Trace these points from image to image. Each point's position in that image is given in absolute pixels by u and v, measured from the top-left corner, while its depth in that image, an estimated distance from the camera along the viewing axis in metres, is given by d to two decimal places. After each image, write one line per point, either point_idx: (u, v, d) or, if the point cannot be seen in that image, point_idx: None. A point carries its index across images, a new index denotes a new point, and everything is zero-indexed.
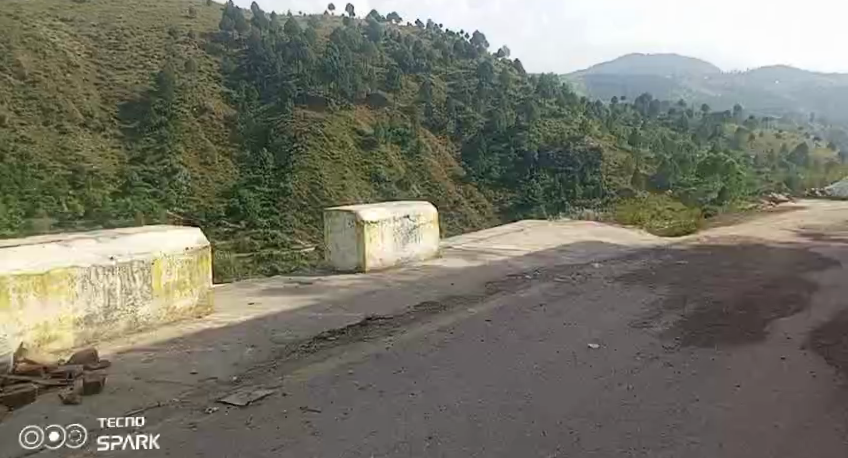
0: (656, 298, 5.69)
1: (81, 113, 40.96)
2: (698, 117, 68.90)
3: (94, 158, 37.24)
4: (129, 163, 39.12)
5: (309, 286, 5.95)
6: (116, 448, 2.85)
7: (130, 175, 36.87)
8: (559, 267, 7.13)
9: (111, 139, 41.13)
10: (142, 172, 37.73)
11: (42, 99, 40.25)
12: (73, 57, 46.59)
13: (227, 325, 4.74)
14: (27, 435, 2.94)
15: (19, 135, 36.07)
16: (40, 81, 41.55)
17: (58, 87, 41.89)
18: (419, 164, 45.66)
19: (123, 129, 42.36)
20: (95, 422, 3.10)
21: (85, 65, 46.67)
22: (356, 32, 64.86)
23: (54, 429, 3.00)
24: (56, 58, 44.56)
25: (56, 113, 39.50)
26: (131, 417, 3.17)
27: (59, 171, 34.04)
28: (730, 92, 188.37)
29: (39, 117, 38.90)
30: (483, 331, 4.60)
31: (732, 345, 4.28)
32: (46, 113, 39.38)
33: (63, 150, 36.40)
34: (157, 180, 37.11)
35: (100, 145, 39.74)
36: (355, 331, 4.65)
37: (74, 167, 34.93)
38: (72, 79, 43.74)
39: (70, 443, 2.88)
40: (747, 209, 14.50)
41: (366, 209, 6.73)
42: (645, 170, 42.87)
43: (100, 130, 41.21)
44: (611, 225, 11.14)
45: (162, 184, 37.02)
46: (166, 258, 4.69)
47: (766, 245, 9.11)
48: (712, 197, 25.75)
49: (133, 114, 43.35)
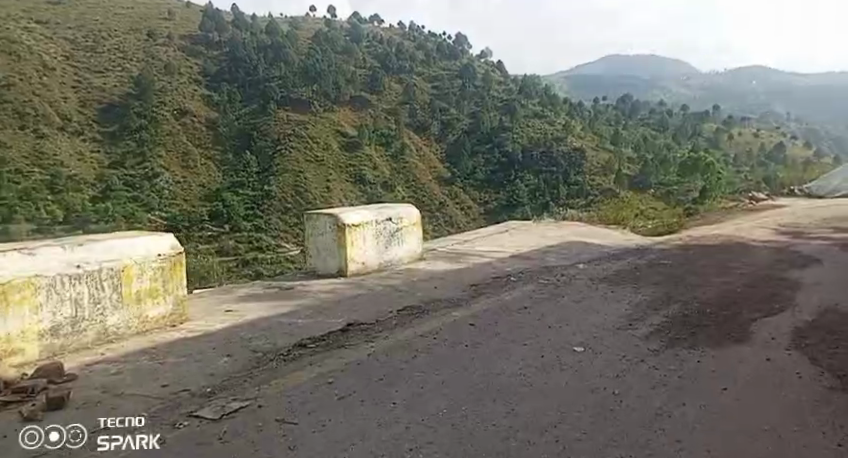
0: (641, 299, 5.62)
1: (59, 117, 40.24)
2: (680, 117, 69.48)
3: (72, 163, 36.56)
4: (109, 168, 38.63)
5: (291, 291, 5.78)
6: (116, 448, 2.89)
7: (110, 180, 36.58)
8: (543, 269, 7.04)
9: (90, 143, 40.51)
10: (122, 177, 37.48)
11: (18, 103, 39.01)
12: (50, 61, 45.80)
13: (202, 334, 4.60)
14: (28, 435, 3.01)
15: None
16: (15, 84, 40.49)
17: (34, 90, 40.88)
18: (404, 166, 45.57)
19: (102, 133, 41.74)
20: (94, 422, 3.17)
21: (61, 69, 45.89)
22: (338, 34, 64.57)
23: (56, 430, 3.06)
24: (31, 62, 43.62)
25: (33, 117, 38.59)
26: (131, 418, 3.23)
27: (37, 176, 33.48)
28: (710, 92, 190.36)
29: (15, 121, 37.68)
30: (466, 336, 4.48)
31: (717, 346, 4.22)
32: (23, 116, 38.37)
33: (41, 155, 35.63)
34: (138, 184, 36.92)
35: (78, 149, 39.04)
36: (335, 337, 4.51)
37: (52, 172, 34.28)
38: (49, 83, 42.85)
39: (72, 443, 2.93)
40: (729, 208, 14.58)
41: (347, 211, 6.61)
42: (628, 170, 43.10)
43: (78, 133, 40.61)
44: (595, 225, 11.10)
45: (143, 188, 36.84)
46: (137, 264, 4.56)
47: (748, 243, 9.12)
48: (694, 196, 25.94)
49: (113, 117, 42.69)
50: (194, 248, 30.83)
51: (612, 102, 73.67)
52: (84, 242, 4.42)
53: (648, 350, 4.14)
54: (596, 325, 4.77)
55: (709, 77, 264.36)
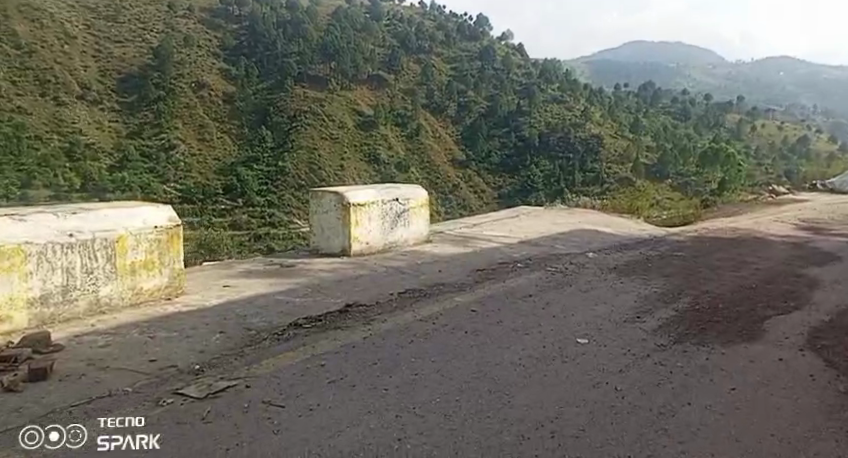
0: (651, 291, 5.44)
1: (78, 86, 40.61)
2: (701, 106, 68.48)
3: (90, 131, 36.55)
4: (127, 137, 38.93)
5: (291, 269, 5.64)
6: (116, 449, 2.56)
7: (128, 149, 36.72)
8: (551, 257, 6.88)
9: (109, 113, 40.72)
10: (139, 147, 37.77)
11: (39, 71, 39.70)
12: (71, 29, 45.70)
13: (197, 309, 4.43)
14: (27, 434, 2.64)
15: (15, 105, 35.39)
16: (37, 52, 40.84)
17: (55, 58, 41.39)
18: (419, 147, 45.28)
19: (120, 103, 42.26)
20: (95, 422, 2.80)
21: (82, 38, 45.84)
22: (357, 11, 64.08)
23: (54, 429, 2.70)
24: (53, 30, 43.72)
25: (53, 85, 38.88)
26: (132, 417, 2.85)
27: (56, 142, 33.60)
28: (734, 83, 187.79)
29: (35, 89, 38.15)
30: (467, 323, 4.33)
31: (728, 344, 4.05)
32: (44, 85, 38.72)
33: (60, 122, 35.91)
34: (154, 155, 37.00)
35: (96, 118, 39.13)
36: (333, 317, 4.37)
37: (71, 139, 34.37)
38: (70, 52, 43.16)
39: (71, 442, 2.58)
40: (747, 200, 14.30)
41: (354, 191, 6.47)
42: (646, 158, 42.57)
43: (98, 103, 40.90)
44: (609, 214, 10.90)
45: (159, 159, 36.82)
46: (132, 236, 4.42)
47: (766, 237, 8.88)
48: (712, 188, 25.56)
49: (132, 87, 43.24)
50: (208, 215, 30.77)
51: (633, 90, 72.64)
52: (79, 211, 4.29)
53: (655, 345, 3.98)
54: (602, 316, 4.61)
55: (732, 67, 260.54)
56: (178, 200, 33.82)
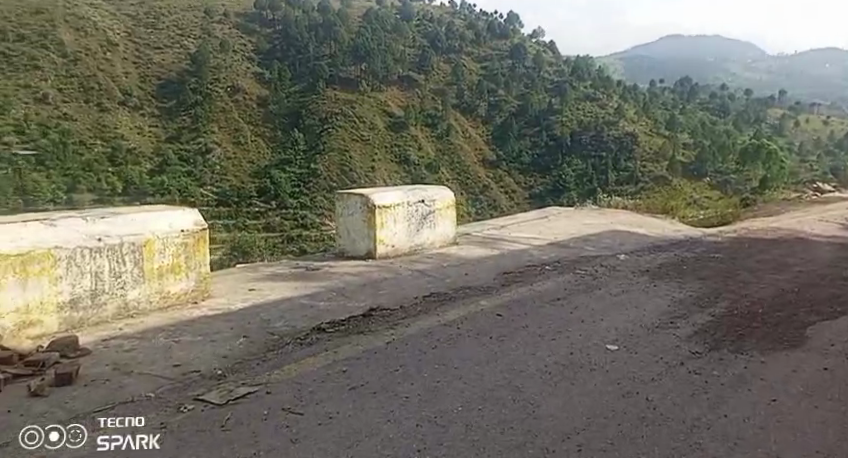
0: (686, 295, 5.27)
1: (120, 92, 42.01)
2: (740, 103, 66.86)
3: (132, 136, 38.39)
4: (166, 142, 40.11)
5: (315, 273, 5.58)
6: (116, 448, 2.59)
7: (166, 154, 38.06)
8: (581, 259, 6.73)
9: (148, 118, 41.84)
10: (178, 151, 38.96)
11: (83, 77, 41.37)
12: (112, 37, 46.87)
13: (222, 313, 4.35)
14: (27, 435, 2.67)
15: (61, 111, 37.07)
16: (82, 59, 42.37)
17: (98, 66, 42.89)
18: (449, 147, 45.23)
19: (160, 108, 43.19)
20: (95, 422, 2.82)
21: (123, 45, 46.89)
22: (388, 12, 64.26)
23: (54, 429, 2.73)
24: (96, 38, 45.20)
25: (96, 91, 40.70)
26: (131, 416, 2.88)
27: (98, 148, 35.38)
28: (773, 79, 183.07)
29: (80, 96, 40.17)
30: (493, 328, 4.24)
31: (767, 351, 3.89)
32: (87, 91, 40.64)
33: (103, 127, 37.47)
34: (192, 159, 38.33)
35: (137, 123, 40.54)
36: (356, 321, 4.31)
37: (113, 144, 36.11)
38: (112, 58, 44.44)
39: (71, 442, 2.61)
40: (790, 199, 13.83)
41: (380, 192, 6.42)
42: (682, 156, 41.71)
43: (138, 108, 42.08)
44: (643, 214, 10.66)
45: (196, 162, 38.31)
46: (159, 239, 4.33)
47: (809, 238, 8.54)
48: (753, 185, 24.90)
49: (171, 93, 44.15)
50: (243, 222, 32.12)
51: (669, 86, 71.33)
52: (107, 215, 4.21)
53: (689, 352, 3.84)
54: (634, 321, 4.48)
55: (770, 62, 254.58)
56: (214, 204, 35.20)
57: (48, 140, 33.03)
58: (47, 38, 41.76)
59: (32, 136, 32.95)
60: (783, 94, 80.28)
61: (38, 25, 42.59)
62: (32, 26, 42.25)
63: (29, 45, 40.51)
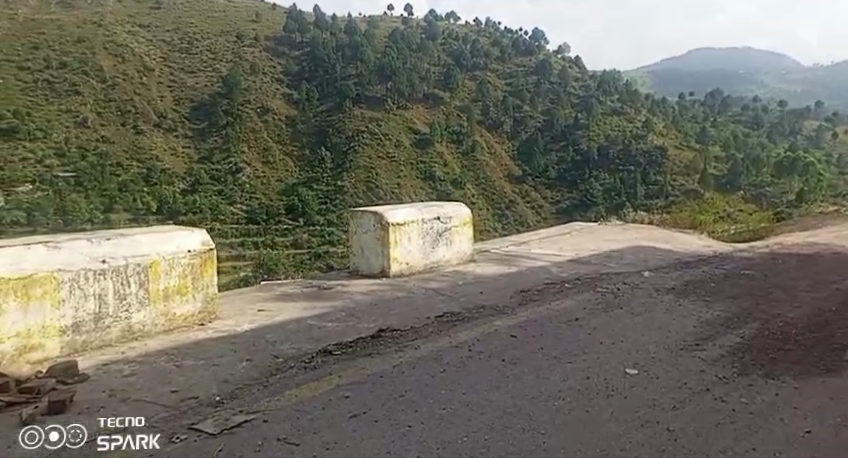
0: (713, 316, 4.98)
1: (155, 114, 42.68)
2: (772, 115, 65.66)
3: (166, 157, 39.55)
4: (198, 162, 40.96)
5: (328, 291, 5.41)
6: (116, 449, 2.63)
7: (199, 174, 38.99)
8: (603, 276, 6.49)
9: (182, 139, 42.77)
10: (209, 171, 39.76)
11: (121, 101, 42.27)
12: (149, 62, 47.89)
13: (228, 334, 4.07)
14: (27, 435, 2.72)
15: (100, 134, 38.68)
16: (119, 84, 43.49)
17: (135, 90, 43.75)
18: (475, 163, 45.11)
19: (193, 130, 43.95)
20: (95, 422, 2.86)
21: (159, 69, 47.83)
22: (414, 32, 64.86)
23: (54, 429, 2.76)
24: (133, 63, 46.23)
25: (132, 114, 41.52)
26: (132, 417, 2.92)
27: (134, 169, 36.78)
28: (806, 90, 180.01)
29: (118, 119, 41.24)
30: (507, 349, 4.05)
31: (800, 377, 3.63)
32: (124, 114, 41.53)
33: (139, 149, 38.83)
34: (223, 178, 39.18)
35: (171, 144, 41.55)
36: (364, 343, 4.08)
37: (148, 165, 37.50)
38: (147, 82, 45.37)
39: (70, 443, 2.64)
40: (825, 213, 13.38)
41: (393, 209, 6.28)
42: (714, 168, 40.95)
43: (172, 130, 42.91)
44: (670, 230, 10.37)
45: (227, 181, 39.10)
46: (165, 260, 4.11)
47: (845, 254, 8.16)
48: (788, 199, 24.29)
49: (203, 115, 44.84)
50: (271, 240, 33.06)
51: (699, 99, 70.43)
52: (113, 236, 4.01)
53: (715, 377, 3.61)
54: (657, 343, 4.25)
55: (803, 74, 250.14)
56: (243, 222, 35.96)
57: (87, 164, 34.85)
58: (88, 64, 43.29)
59: (72, 160, 34.72)
60: (818, 105, 78.51)
61: (79, 51, 44.14)
62: (73, 53, 43.78)
63: (71, 71, 41.99)
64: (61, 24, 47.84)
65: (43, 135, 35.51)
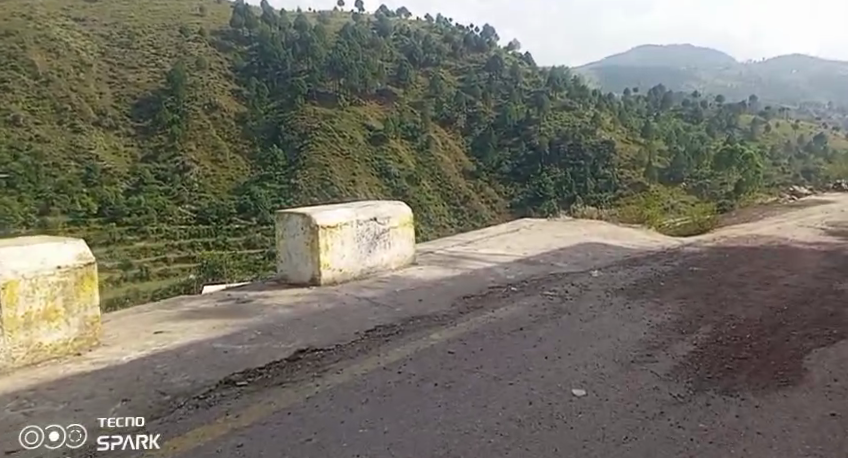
0: (662, 321, 4.61)
1: (93, 112, 41.17)
2: (714, 109, 67.41)
3: (106, 157, 38.24)
4: (142, 162, 39.79)
5: (246, 305, 4.81)
6: (116, 448, 2.59)
7: (143, 174, 38.07)
8: (550, 277, 6.11)
9: (124, 138, 41.36)
10: (155, 171, 38.72)
11: (56, 98, 40.50)
12: (86, 58, 46.23)
13: (108, 367, 3.42)
14: (27, 435, 2.65)
15: (33, 133, 36.72)
16: (54, 80, 41.68)
17: (71, 86, 41.93)
18: (429, 159, 44.78)
19: (135, 128, 42.58)
20: (94, 422, 2.79)
21: (97, 65, 46.24)
22: (364, 28, 64.05)
23: (54, 429, 2.71)
24: (68, 58, 44.39)
25: (69, 112, 39.92)
26: (131, 416, 2.87)
27: (73, 169, 35.66)
28: (747, 86, 186.32)
29: (53, 117, 39.39)
30: (438, 371, 3.56)
31: (760, 392, 3.26)
32: (59, 112, 39.84)
33: (77, 148, 37.42)
34: (169, 178, 38.19)
35: (112, 144, 40.11)
36: (276, 369, 3.56)
37: (88, 165, 36.34)
38: (85, 79, 43.71)
39: (72, 443, 2.61)
40: (770, 203, 13.42)
41: (323, 211, 5.71)
42: (660, 161, 41.62)
43: (112, 128, 41.39)
44: (620, 224, 10.12)
45: (175, 181, 38.10)
46: (25, 281, 3.36)
47: (791, 245, 8.03)
48: (727, 191, 24.83)
49: (146, 112, 43.36)
50: (223, 240, 33.08)
51: (642, 94, 71.83)
52: None
53: (670, 395, 3.20)
54: (606, 355, 3.84)
55: (740, 69, 258.90)
56: (192, 222, 35.45)
57: (20, 164, 33.48)
58: (17, 59, 40.99)
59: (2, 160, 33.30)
60: (754, 99, 81.12)
61: (8, 47, 41.99)
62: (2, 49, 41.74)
63: None
64: None
65: None
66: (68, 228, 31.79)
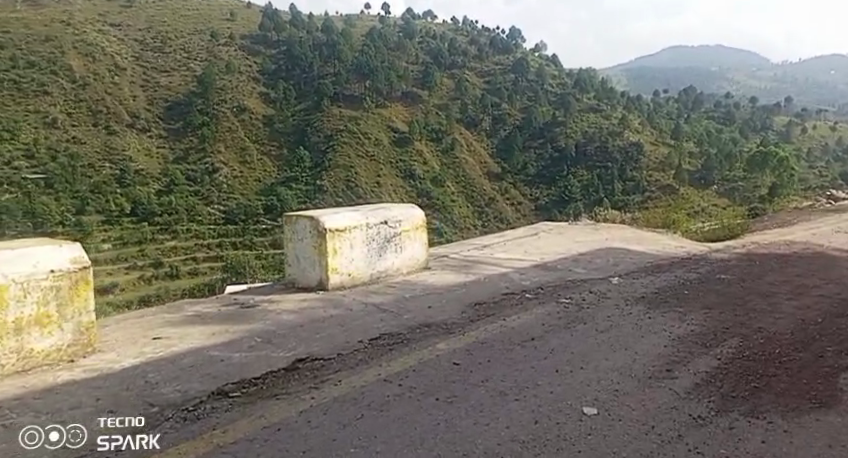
0: (684, 332, 4.35)
1: (127, 114, 41.80)
2: (746, 111, 66.08)
3: (139, 158, 38.76)
4: (173, 163, 40.22)
5: (250, 310, 4.67)
6: (116, 449, 2.57)
7: (174, 174, 38.45)
8: (567, 283, 5.88)
9: (156, 140, 41.87)
10: (185, 171, 39.12)
11: (91, 101, 41.29)
12: (121, 61, 47.03)
13: (100, 374, 3.29)
14: (27, 435, 2.64)
15: (70, 135, 37.64)
16: (90, 84, 42.49)
17: (106, 90, 42.63)
18: (454, 161, 44.60)
19: (167, 130, 43.02)
20: (95, 422, 2.77)
21: (131, 69, 46.96)
22: (391, 31, 64.13)
23: (55, 429, 2.69)
24: (103, 62, 45.30)
25: (104, 115, 40.66)
26: (132, 416, 2.85)
27: (107, 170, 36.38)
28: (781, 88, 182.55)
29: (89, 119, 40.19)
30: (442, 385, 3.35)
31: (790, 415, 3.01)
32: (95, 114, 40.61)
33: (111, 149, 38.05)
34: (199, 179, 38.52)
35: (145, 145, 40.62)
36: (273, 379, 3.37)
37: (121, 166, 36.96)
38: (119, 82, 44.42)
39: (71, 443, 2.58)
40: (803, 207, 12.96)
41: (331, 213, 5.55)
42: (690, 164, 40.81)
43: (145, 130, 41.94)
44: (644, 229, 9.83)
45: (204, 182, 38.42)
46: (16, 285, 3.23)
47: (825, 253, 7.66)
48: (760, 195, 24.22)
49: (178, 115, 43.87)
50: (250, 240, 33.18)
51: (672, 95, 70.68)
52: None
53: (689, 416, 2.97)
54: (622, 370, 3.61)
55: (772, 71, 253.98)
56: (221, 222, 35.64)
57: (57, 165, 34.08)
58: (56, 64, 41.97)
59: (41, 161, 34.09)
60: (789, 101, 79.33)
61: (47, 51, 43.10)
62: (41, 53, 42.86)
63: (39, 71, 40.91)
64: (29, 23, 46.85)
65: (11, 136, 34.94)
66: (103, 228, 32.97)
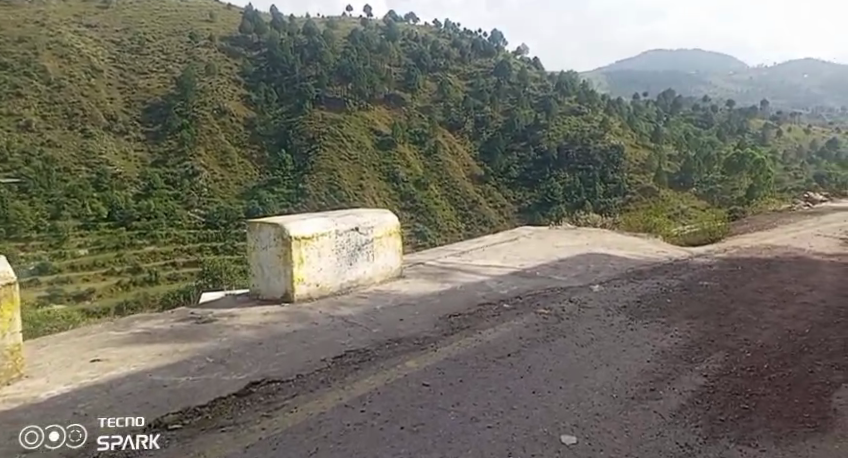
0: (667, 346, 4.09)
1: (104, 117, 41.02)
2: (724, 114, 66.63)
3: (117, 162, 38.02)
4: (152, 166, 39.53)
5: (206, 325, 4.36)
6: (118, 448, 2.64)
7: (153, 178, 37.73)
8: (545, 292, 5.62)
9: (134, 143, 41.15)
10: (164, 175, 38.43)
11: (68, 103, 40.36)
12: (97, 63, 46.17)
13: (26, 405, 2.97)
14: (27, 434, 2.69)
15: (45, 138, 36.79)
16: (66, 86, 41.54)
17: (82, 92, 41.78)
18: (437, 164, 44.34)
19: (146, 133, 42.28)
20: (96, 422, 2.82)
21: (108, 71, 46.13)
22: (373, 33, 63.71)
23: (55, 429, 2.74)
24: (81, 64, 44.44)
25: (80, 117, 39.84)
26: (132, 416, 2.89)
27: (83, 174, 35.68)
28: (759, 91, 184.89)
29: (65, 122, 39.33)
30: (406, 410, 3.07)
31: (783, 442, 2.76)
32: (71, 117, 39.77)
33: (88, 153, 37.30)
34: (178, 182, 37.86)
35: (123, 148, 39.92)
36: (222, 407, 3.07)
37: (99, 170, 36.29)
38: (96, 84, 43.61)
39: (72, 443, 2.64)
40: (785, 209, 12.86)
41: (298, 220, 5.22)
42: (670, 166, 40.94)
43: (123, 133, 41.19)
44: (627, 233, 9.61)
45: (183, 185, 37.76)
46: None
47: (809, 257, 7.50)
48: (740, 195, 24.23)
49: (156, 117, 43.12)
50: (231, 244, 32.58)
51: (652, 98, 70.98)
52: None
53: (676, 445, 2.72)
54: (603, 389, 3.35)
55: (749, 73, 257.43)
56: (201, 226, 35.01)
57: (32, 168, 33.44)
58: (31, 66, 41.06)
59: (15, 165, 33.37)
60: (765, 104, 80.22)
61: (21, 53, 42.19)
62: (16, 54, 41.95)
63: (13, 74, 40.00)
64: (2, 24, 45.77)
65: None
66: (80, 233, 32.70)
